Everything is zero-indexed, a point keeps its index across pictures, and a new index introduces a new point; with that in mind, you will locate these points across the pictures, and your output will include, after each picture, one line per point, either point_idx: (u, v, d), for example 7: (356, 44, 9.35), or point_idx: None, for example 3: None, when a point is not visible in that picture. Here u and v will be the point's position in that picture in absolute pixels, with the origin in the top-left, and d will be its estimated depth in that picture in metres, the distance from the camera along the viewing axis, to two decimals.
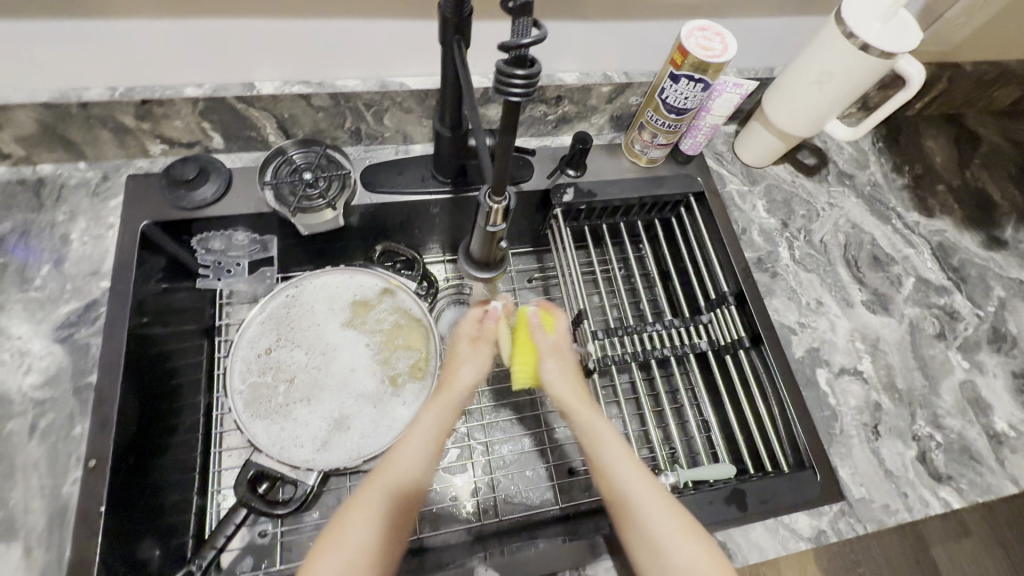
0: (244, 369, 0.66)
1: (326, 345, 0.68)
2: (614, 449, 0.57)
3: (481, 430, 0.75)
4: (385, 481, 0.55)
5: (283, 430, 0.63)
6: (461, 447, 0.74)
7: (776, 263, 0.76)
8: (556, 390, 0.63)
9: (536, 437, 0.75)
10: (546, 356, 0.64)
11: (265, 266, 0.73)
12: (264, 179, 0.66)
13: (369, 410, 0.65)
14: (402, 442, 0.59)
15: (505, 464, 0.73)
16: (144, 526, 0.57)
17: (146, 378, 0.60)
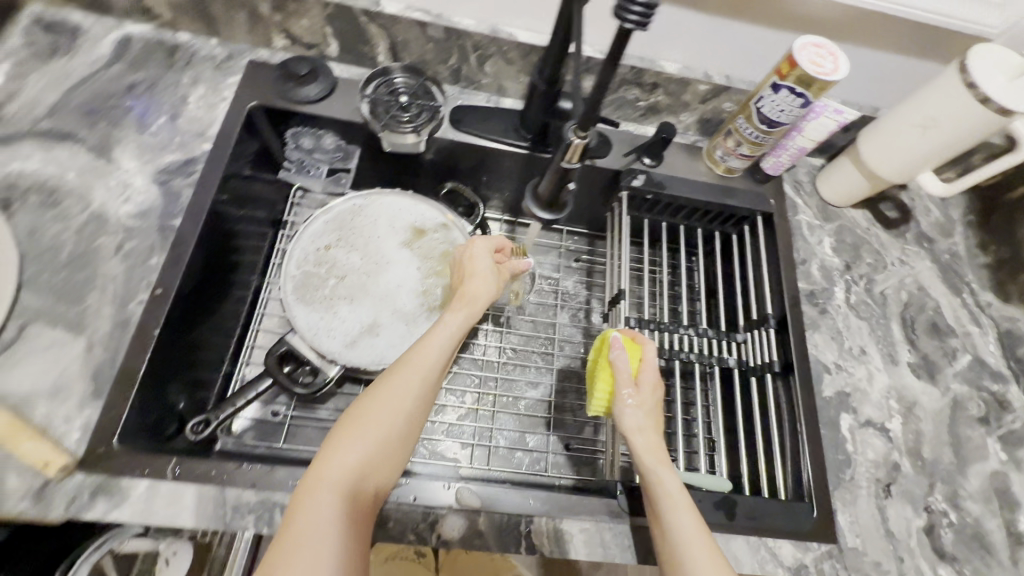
0: (301, 257, 0.70)
1: (378, 257, 0.73)
2: (677, 500, 0.53)
3: (493, 382, 0.78)
4: (331, 476, 0.48)
5: (319, 319, 0.68)
6: (469, 392, 0.77)
7: (828, 300, 0.74)
8: (640, 421, 0.60)
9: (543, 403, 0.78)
10: (642, 382, 0.62)
11: (342, 173, 0.79)
12: (365, 93, 0.71)
13: (400, 324, 0.69)
14: (376, 395, 0.52)
15: (508, 418, 0.76)
16: (183, 365, 0.63)
17: (217, 236, 0.66)
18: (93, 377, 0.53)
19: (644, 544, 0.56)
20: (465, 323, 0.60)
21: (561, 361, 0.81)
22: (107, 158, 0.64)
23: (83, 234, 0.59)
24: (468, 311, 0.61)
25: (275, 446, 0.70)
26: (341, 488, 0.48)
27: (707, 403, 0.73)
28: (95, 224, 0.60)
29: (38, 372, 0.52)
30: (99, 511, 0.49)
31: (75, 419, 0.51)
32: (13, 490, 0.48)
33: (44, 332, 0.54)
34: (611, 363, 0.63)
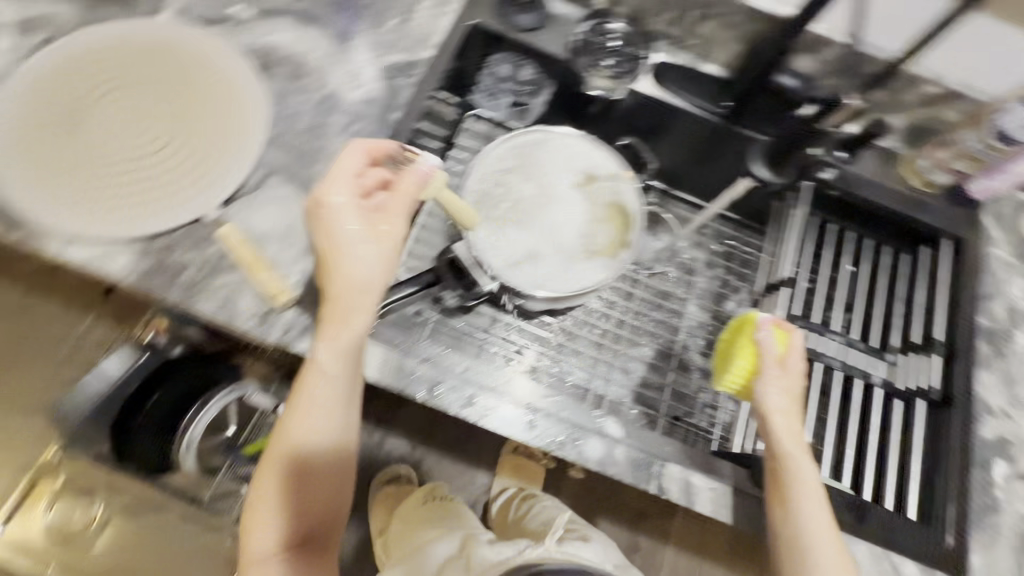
0: (480, 176, 0.74)
1: (550, 192, 0.75)
2: (812, 489, 0.55)
3: (617, 338, 0.79)
4: (276, 469, 0.54)
5: (490, 237, 0.72)
6: (594, 342, 0.79)
7: (1008, 344, 0.69)
8: (779, 399, 0.60)
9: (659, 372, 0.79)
10: (788, 362, 0.62)
11: (524, 106, 0.81)
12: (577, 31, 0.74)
13: (559, 259, 0.72)
14: (302, 401, 0.54)
15: (629, 375, 0.77)
16: None
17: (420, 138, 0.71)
18: (313, 233, 0.60)
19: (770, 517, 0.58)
20: (390, 253, 0.55)
21: (687, 336, 0.81)
22: (345, 44, 0.69)
23: (318, 107, 0.66)
24: (383, 240, 0.56)
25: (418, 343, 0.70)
26: (291, 454, 0.54)
27: (853, 416, 0.70)
28: (329, 101, 0.66)
29: (272, 217, 0.60)
30: (306, 347, 0.56)
31: (294, 265, 0.58)
32: (244, 310, 0.56)
33: (279, 185, 0.61)
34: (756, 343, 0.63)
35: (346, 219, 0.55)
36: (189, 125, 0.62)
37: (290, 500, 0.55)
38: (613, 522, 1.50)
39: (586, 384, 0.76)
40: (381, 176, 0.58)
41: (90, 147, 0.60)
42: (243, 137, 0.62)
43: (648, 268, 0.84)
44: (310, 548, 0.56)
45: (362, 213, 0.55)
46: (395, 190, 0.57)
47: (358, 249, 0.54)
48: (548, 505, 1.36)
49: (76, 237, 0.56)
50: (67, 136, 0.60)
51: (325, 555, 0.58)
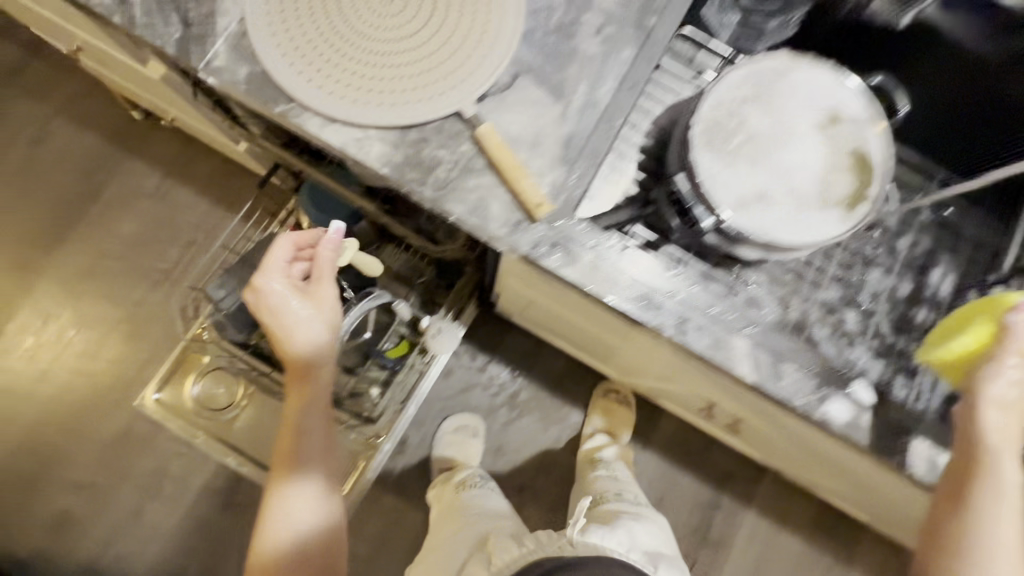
0: (717, 102, 0.67)
1: (787, 130, 0.68)
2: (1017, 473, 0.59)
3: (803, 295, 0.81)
4: (292, 421, 0.88)
5: (721, 170, 0.66)
6: (779, 292, 0.79)
7: None
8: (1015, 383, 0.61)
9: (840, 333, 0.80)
10: None
11: (754, 25, 0.78)
12: None
13: (791, 205, 0.66)
14: (301, 327, 0.84)
15: (822, 332, 0.79)
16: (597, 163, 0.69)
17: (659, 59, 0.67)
18: (568, 140, 0.62)
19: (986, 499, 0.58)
20: (324, 321, 0.85)
21: (873, 304, 0.84)
22: None
23: (572, 10, 0.65)
24: (320, 316, 0.86)
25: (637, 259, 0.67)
26: (297, 361, 0.85)
27: None
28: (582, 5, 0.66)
29: (529, 120, 0.62)
30: (555, 259, 0.61)
31: (548, 176, 0.61)
32: (497, 215, 0.61)
33: (534, 87, 0.63)
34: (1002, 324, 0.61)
35: (289, 299, 0.83)
36: (445, 28, 0.65)
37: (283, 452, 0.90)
38: (697, 478, 1.51)
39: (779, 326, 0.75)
40: (309, 254, 0.88)
41: (362, 41, 0.65)
42: (494, 45, 0.64)
43: (849, 240, 0.87)
44: (290, 463, 0.90)
45: (305, 295, 0.85)
46: (316, 260, 0.85)
47: (314, 326, 0.84)
48: (611, 475, 1.30)
49: (344, 122, 0.62)
50: (343, 28, 0.65)
51: (309, 466, 0.90)
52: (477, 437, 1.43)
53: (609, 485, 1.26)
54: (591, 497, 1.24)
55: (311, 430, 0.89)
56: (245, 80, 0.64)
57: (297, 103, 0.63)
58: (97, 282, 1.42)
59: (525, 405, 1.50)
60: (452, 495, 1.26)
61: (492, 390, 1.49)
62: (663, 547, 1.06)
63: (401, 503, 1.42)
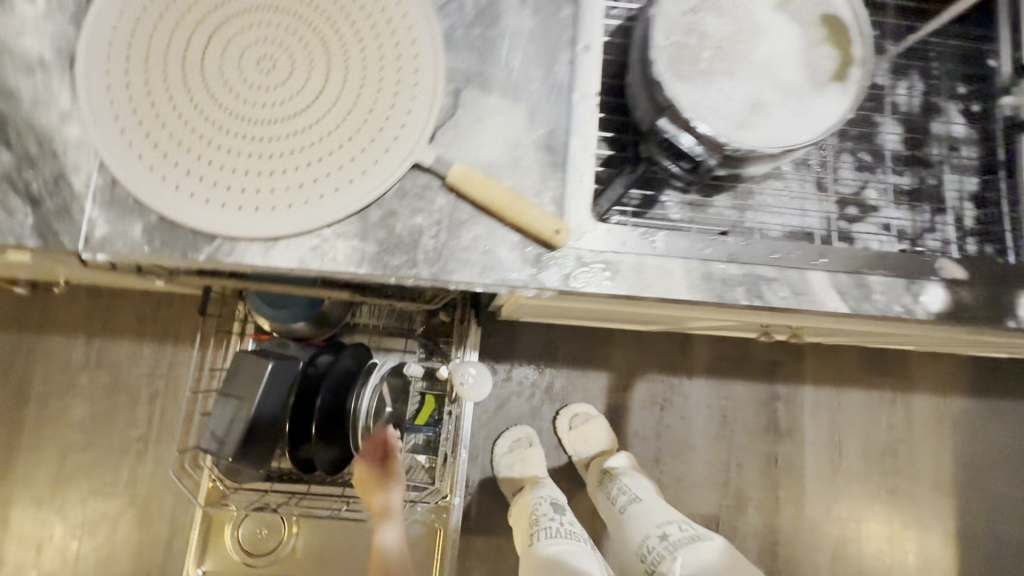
0: (669, 26, 0.58)
1: (751, 23, 0.60)
2: None
3: (825, 174, 0.76)
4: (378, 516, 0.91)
5: (704, 97, 0.58)
6: (794, 189, 0.74)
7: None
8: None
9: (862, 200, 0.77)
10: None
11: None
12: None
13: (789, 102, 0.59)
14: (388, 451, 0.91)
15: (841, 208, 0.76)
16: None
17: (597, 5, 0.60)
18: (553, 134, 0.58)
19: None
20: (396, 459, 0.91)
21: (895, 152, 0.77)
22: None
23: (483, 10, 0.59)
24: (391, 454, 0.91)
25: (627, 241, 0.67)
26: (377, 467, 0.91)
27: None
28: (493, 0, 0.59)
29: (500, 135, 0.57)
30: (599, 277, 0.57)
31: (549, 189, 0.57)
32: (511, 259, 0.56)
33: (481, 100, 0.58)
34: None
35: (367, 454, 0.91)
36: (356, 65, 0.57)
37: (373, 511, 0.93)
38: (749, 385, 1.50)
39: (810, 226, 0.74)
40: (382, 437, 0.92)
41: (279, 130, 0.55)
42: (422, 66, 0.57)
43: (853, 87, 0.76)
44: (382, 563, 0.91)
45: (383, 450, 0.91)
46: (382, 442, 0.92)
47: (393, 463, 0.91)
48: (632, 500, 1.06)
49: (290, 236, 0.55)
50: (244, 115, 0.55)
51: (397, 553, 0.92)
52: (534, 445, 1.37)
53: (648, 527, 0.97)
54: (632, 555, 0.95)
55: (394, 539, 0.92)
56: (145, 237, 0.54)
57: (224, 238, 0.54)
58: (73, 483, 1.25)
59: (564, 393, 1.44)
60: (517, 518, 1.12)
61: (527, 394, 1.43)
62: (736, 561, 0.86)
63: (491, 541, 1.36)
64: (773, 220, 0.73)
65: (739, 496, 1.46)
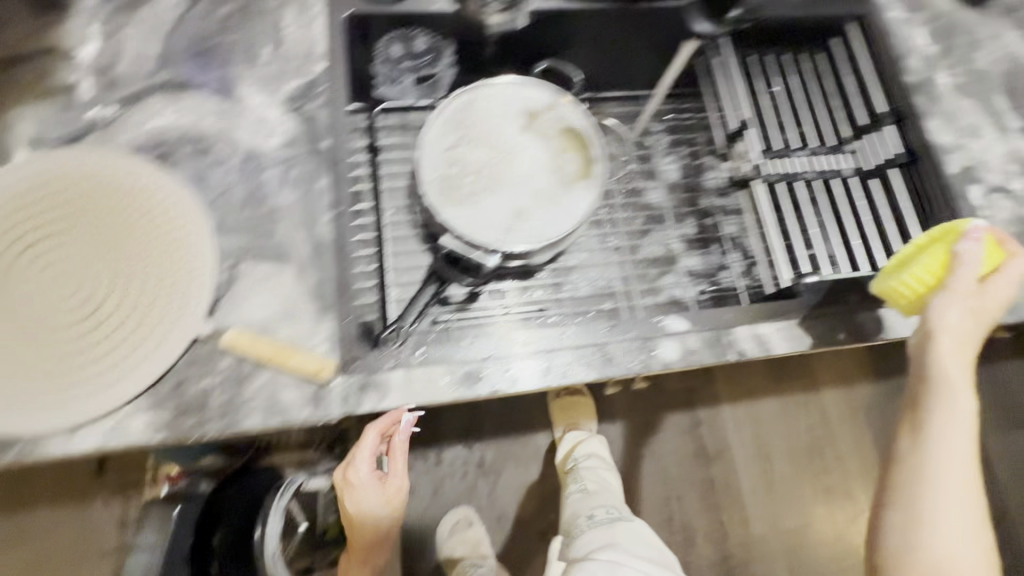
0: (432, 163, 0.71)
1: (504, 147, 0.73)
2: (960, 420, 0.54)
3: (620, 245, 0.86)
4: None
5: (472, 214, 0.70)
6: (594, 262, 0.85)
7: (937, 89, 0.76)
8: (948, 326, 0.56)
9: (660, 258, 0.86)
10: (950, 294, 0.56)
11: (431, 78, 0.79)
12: None
13: (545, 204, 0.72)
14: None
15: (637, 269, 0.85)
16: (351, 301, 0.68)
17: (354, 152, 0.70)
18: (316, 291, 0.56)
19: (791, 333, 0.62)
20: None
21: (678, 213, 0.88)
22: (234, 98, 0.62)
23: (243, 171, 0.60)
24: None
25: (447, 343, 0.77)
26: None
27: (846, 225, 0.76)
28: (253, 162, 0.60)
29: (261, 301, 0.55)
30: None
31: (318, 340, 0.54)
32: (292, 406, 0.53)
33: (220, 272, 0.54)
34: (952, 256, 0.57)
35: None
36: (128, 244, 0.54)
37: (382, 541, 0.72)
38: (670, 416, 1.57)
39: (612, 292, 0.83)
40: None
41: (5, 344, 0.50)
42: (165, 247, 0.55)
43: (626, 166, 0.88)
44: None
45: None
46: None
47: None
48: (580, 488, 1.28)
49: None
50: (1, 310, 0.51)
51: None
52: (474, 524, 1.39)
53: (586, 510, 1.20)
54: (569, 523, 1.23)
55: None
56: None
57: None
58: None
59: (496, 464, 1.47)
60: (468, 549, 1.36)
61: (459, 473, 1.45)
62: (644, 535, 1.11)
63: None
64: (580, 292, 0.83)
65: (685, 528, 1.49)
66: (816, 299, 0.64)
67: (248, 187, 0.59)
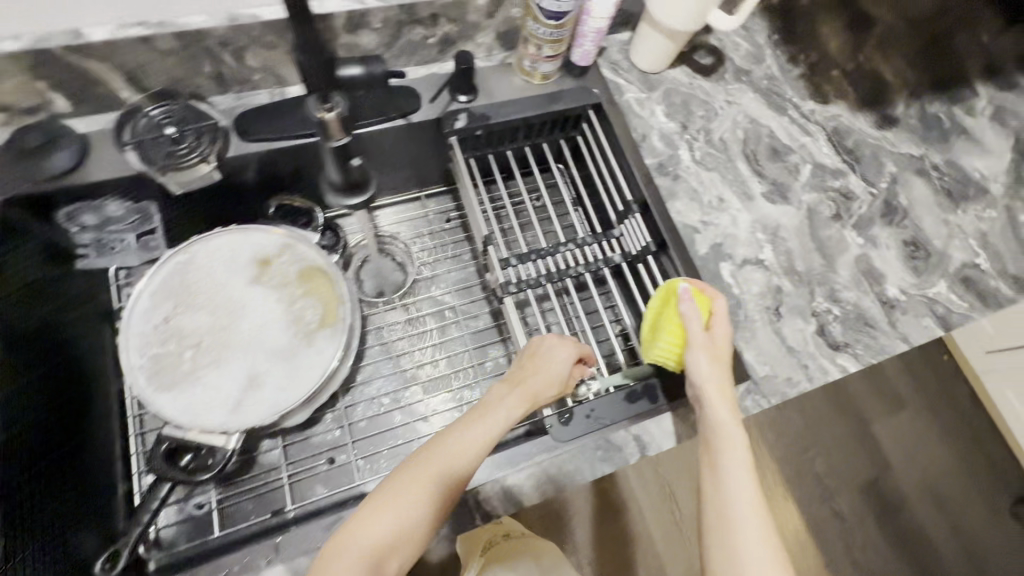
0: (141, 344, 0.63)
1: (230, 306, 0.66)
2: (736, 456, 0.55)
3: (414, 364, 0.81)
4: None
5: (194, 395, 0.61)
6: (388, 392, 0.79)
7: (678, 166, 0.75)
8: (705, 376, 0.58)
9: (458, 373, 0.81)
10: (694, 348, 0.58)
11: (152, 235, 0.71)
12: (147, 112, 0.63)
13: (283, 365, 0.64)
14: None
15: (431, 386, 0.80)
16: (63, 520, 0.60)
17: (43, 336, 0.62)
18: None
19: (534, 476, 0.57)
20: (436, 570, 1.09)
21: (473, 318, 0.84)
22: None
23: None
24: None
25: (213, 535, 0.68)
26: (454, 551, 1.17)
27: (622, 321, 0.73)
28: None
29: None
30: None
31: None
32: None
33: None
34: (684, 319, 0.59)
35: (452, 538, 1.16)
36: None
37: (445, 508, 0.53)
38: None
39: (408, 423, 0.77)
40: None
41: None
42: None
43: (416, 275, 0.86)
44: None
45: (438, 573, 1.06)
46: None
47: None
48: None
49: None
50: None
51: None
52: None
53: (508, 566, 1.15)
54: None
55: None
56: None
57: None
58: None
59: None
60: None
61: None
62: None
63: None
64: (371, 424, 0.77)
65: None
66: (564, 432, 0.59)
67: None
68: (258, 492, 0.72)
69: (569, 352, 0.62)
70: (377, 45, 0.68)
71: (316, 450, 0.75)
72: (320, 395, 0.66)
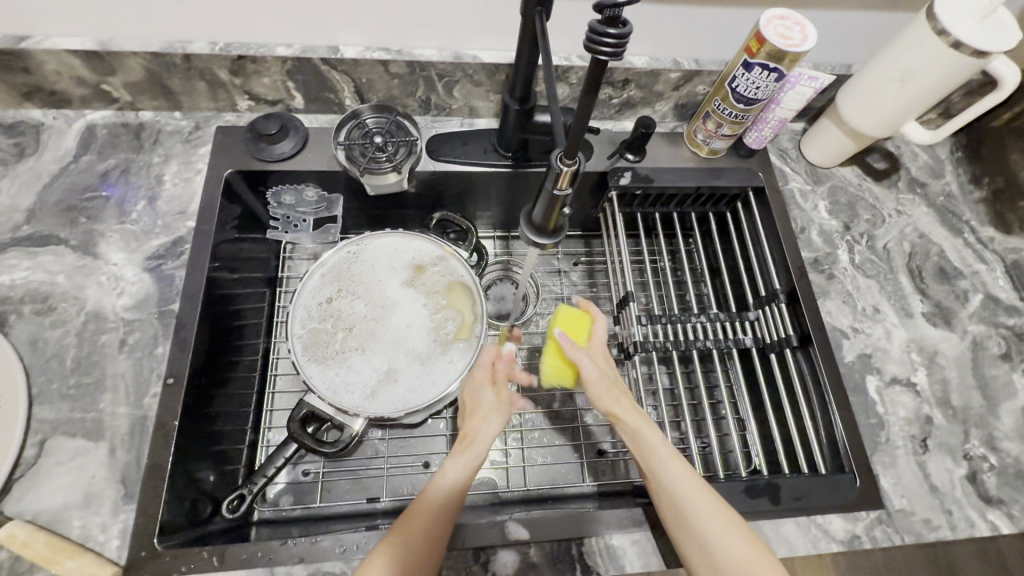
0: (305, 315, 0.70)
1: (384, 301, 0.72)
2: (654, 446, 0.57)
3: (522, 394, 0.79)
4: None
5: (336, 374, 0.67)
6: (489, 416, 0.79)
7: (833, 266, 0.74)
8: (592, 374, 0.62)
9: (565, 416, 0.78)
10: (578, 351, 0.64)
11: (330, 223, 0.78)
12: (366, 119, 0.70)
13: (417, 365, 0.69)
14: None
15: (532, 418, 0.76)
16: (203, 453, 0.63)
17: (228, 287, 0.68)
18: (125, 477, 0.55)
19: (639, 546, 0.56)
20: None
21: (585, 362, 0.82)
22: (94, 253, 0.64)
23: (84, 336, 0.60)
24: None
25: (314, 505, 0.72)
26: None
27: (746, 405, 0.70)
28: (95, 323, 0.61)
29: (68, 482, 0.54)
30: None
31: (117, 523, 0.53)
32: None
33: (58, 445, 0.55)
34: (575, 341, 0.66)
35: None
36: None
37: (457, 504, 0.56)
38: None
39: (503, 456, 0.74)
40: None
41: None
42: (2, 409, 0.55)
43: (539, 305, 0.86)
44: None
45: None
46: None
47: None
48: None
49: None
50: None
51: None
52: None
53: None
54: None
55: None
56: None
57: None
58: None
59: None
60: None
61: None
62: None
63: None
64: None
65: None
66: None
67: (84, 351, 0.59)
68: (358, 474, 0.75)
69: (495, 390, 0.67)
70: (567, 97, 0.73)
71: (415, 451, 0.76)
72: (440, 403, 0.69)
